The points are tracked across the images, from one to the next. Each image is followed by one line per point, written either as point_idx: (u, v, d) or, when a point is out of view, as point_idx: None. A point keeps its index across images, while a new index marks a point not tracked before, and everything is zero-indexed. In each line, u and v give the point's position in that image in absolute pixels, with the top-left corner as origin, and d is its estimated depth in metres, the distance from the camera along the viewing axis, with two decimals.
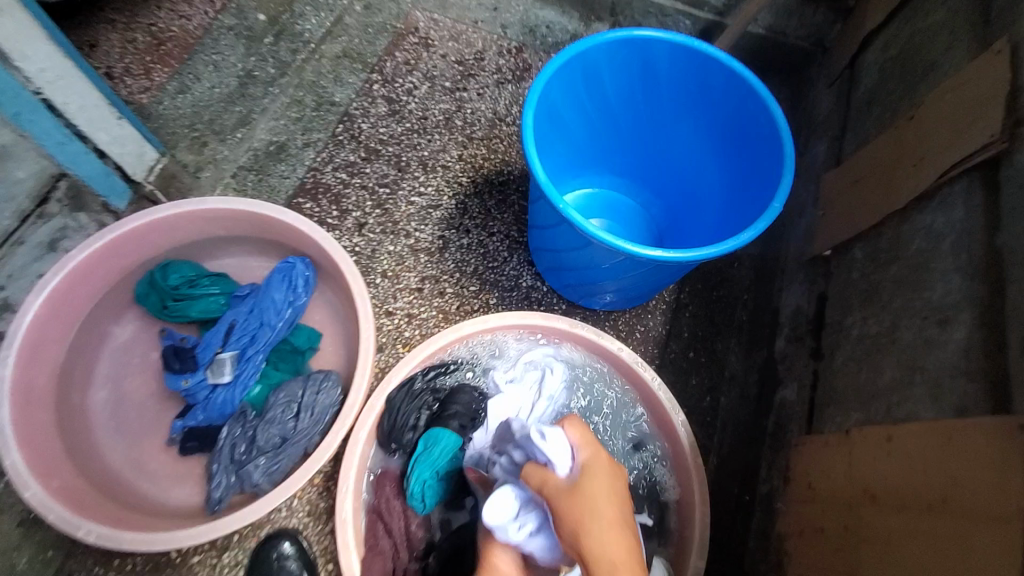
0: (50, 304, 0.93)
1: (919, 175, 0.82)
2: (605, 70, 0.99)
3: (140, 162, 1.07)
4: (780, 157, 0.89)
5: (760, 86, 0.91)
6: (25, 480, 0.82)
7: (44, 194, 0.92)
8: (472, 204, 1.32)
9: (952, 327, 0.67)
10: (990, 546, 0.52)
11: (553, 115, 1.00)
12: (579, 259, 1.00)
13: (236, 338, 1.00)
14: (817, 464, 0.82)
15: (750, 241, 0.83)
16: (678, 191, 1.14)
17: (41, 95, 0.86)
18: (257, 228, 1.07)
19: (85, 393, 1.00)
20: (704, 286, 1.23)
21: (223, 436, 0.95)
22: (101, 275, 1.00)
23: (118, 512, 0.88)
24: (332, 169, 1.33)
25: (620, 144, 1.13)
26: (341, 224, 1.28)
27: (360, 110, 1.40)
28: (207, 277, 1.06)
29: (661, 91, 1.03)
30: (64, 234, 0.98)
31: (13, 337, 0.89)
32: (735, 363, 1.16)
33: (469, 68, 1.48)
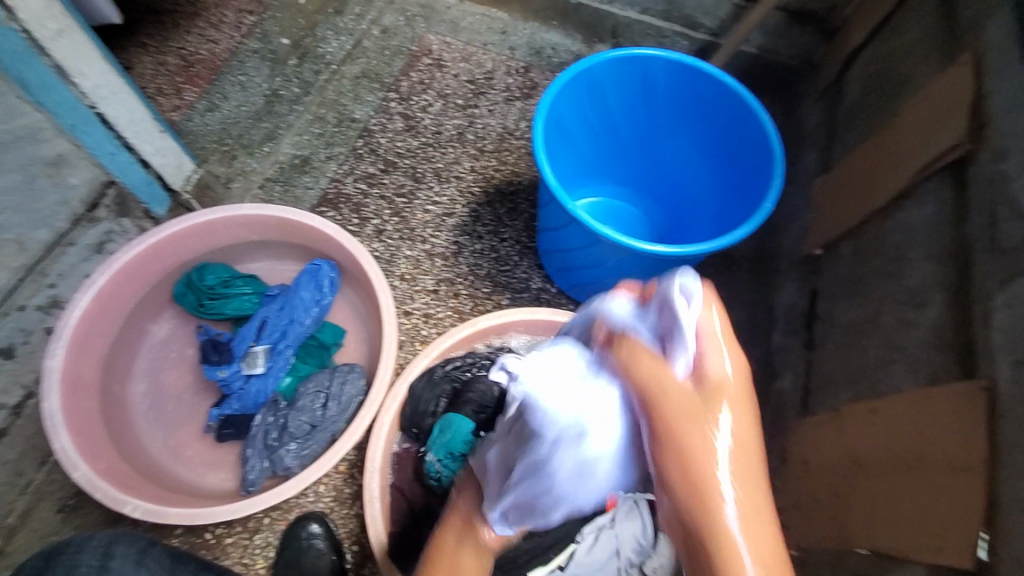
0: (98, 302, 1.01)
1: (897, 176, 0.90)
2: (609, 85, 1.08)
3: (178, 173, 1.16)
4: (770, 163, 0.97)
5: (751, 98, 1.00)
6: (73, 463, 0.89)
7: (94, 200, 1.01)
8: (484, 212, 1.40)
9: (928, 309, 0.74)
10: (955, 493, 0.60)
11: (562, 126, 1.09)
12: (586, 258, 1.08)
13: (268, 333, 1.09)
14: (810, 443, 0.88)
15: (743, 238, 0.91)
16: (679, 197, 1.22)
17: (95, 109, 0.95)
18: (286, 233, 1.16)
19: (126, 385, 1.08)
20: None
21: (257, 423, 1.03)
22: (143, 276, 1.08)
23: (159, 492, 0.96)
24: (352, 180, 1.42)
25: (624, 154, 1.22)
26: (361, 231, 1.36)
27: (379, 125, 1.49)
28: (240, 277, 1.15)
29: (661, 105, 1.12)
30: (110, 238, 1.06)
31: (62, 330, 0.96)
32: None
33: (480, 86, 1.58)
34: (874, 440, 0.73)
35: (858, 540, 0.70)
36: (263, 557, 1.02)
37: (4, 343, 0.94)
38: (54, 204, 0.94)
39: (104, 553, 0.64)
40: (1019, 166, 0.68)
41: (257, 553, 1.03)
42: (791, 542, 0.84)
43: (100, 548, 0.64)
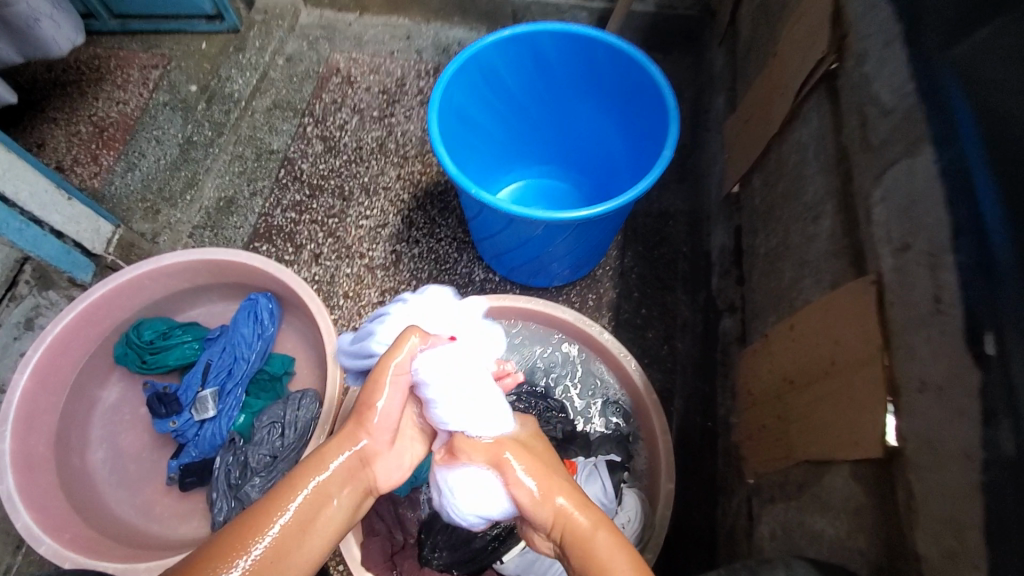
0: (36, 378, 1.00)
1: (784, 100, 0.92)
2: (500, 66, 1.09)
3: (97, 236, 1.14)
4: (665, 111, 0.99)
5: (635, 53, 1.01)
6: (38, 537, 0.87)
7: (11, 278, 1.01)
8: (417, 217, 1.41)
9: (822, 220, 0.77)
10: (863, 384, 0.60)
11: (463, 116, 1.10)
12: (513, 239, 1.09)
13: (214, 375, 1.09)
14: (753, 372, 0.89)
15: (647, 188, 0.93)
16: (597, 164, 1.24)
17: None
18: (217, 273, 1.15)
19: (85, 454, 1.07)
20: (645, 246, 1.32)
21: (217, 465, 1.02)
22: (80, 344, 1.07)
23: (132, 552, 0.94)
24: (281, 211, 1.42)
25: (535, 132, 1.24)
26: (298, 259, 1.36)
27: (299, 152, 1.50)
28: (178, 327, 1.15)
29: (556, 76, 1.13)
30: (38, 313, 1.06)
31: (5, 411, 0.95)
32: (684, 309, 1.24)
33: (393, 95, 1.58)
34: (798, 356, 0.75)
35: (799, 453, 0.71)
36: None
37: None
38: None
39: None
40: (876, 66, 0.71)
41: None
42: (749, 471, 0.85)
43: None
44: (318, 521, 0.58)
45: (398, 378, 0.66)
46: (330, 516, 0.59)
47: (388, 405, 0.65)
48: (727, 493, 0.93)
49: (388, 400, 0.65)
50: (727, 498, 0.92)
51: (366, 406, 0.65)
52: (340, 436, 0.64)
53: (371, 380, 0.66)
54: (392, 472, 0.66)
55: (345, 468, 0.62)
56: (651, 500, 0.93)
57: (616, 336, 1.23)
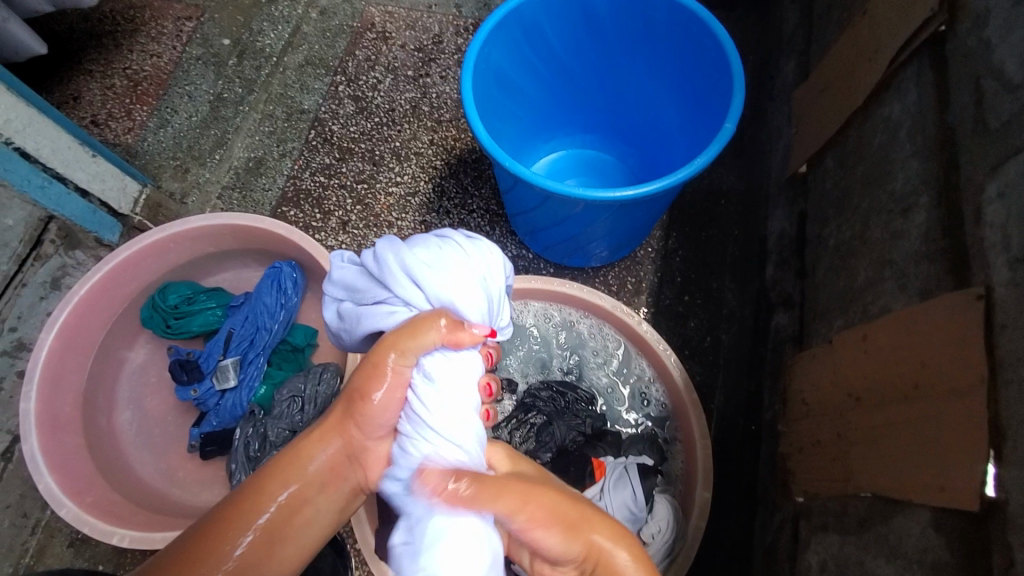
0: (65, 338, 1.00)
1: (873, 69, 0.78)
2: (544, 22, 0.99)
3: (123, 195, 1.13)
4: (730, 78, 0.87)
5: (699, 9, 0.89)
6: (59, 499, 0.90)
7: (36, 237, 0.98)
8: (449, 185, 1.33)
9: (914, 214, 0.66)
10: (956, 416, 0.52)
11: (501, 79, 1.00)
12: (550, 217, 1.00)
13: (235, 344, 1.07)
14: (810, 381, 0.80)
15: (703, 166, 0.82)
16: (646, 136, 1.13)
17: (12, 144, 0.91)
18: (243, 239, 1.12)
19: (111, 415, 1.08)
20: (693, 228, 1.21)
21: (237, 436, 1.00)
22: (106, 305, 1.06)
23: (152, 517, 0.95)
24: (310, 174, 1.37)
25: (579, 98, 1.13)
26: (325, 226, 1.32)
27: (330, 112, 1.43)
28: (203, 292, 1.13)
29: (605, 35, 1.02)
30: (65, 273, 1.04)
31: (33, 370, 0.96)
32: (732, 299, 1.14)
33: (429, 53, 1.49)
34: (870, 371, 0.65)
35: (863, 483, 0.63)
36: None
37: None
38: None
39: None
40: (1004, 26, 0.57)
41: None
42: (797, 488, 0.77)
43: None
44: (293, 527, 0.59)
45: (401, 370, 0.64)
46: (306, 518, 0.61)
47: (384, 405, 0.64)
48: (770, 507, 0.85)
49: (386, 400, 0.64)
50: (770, 512, 0.85)
51: (365, 396, 0.63)
52: (301, 445, 0.63)
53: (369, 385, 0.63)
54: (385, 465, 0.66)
55: (326, 470, 0.62)
56: (684, 508, 0.87)
57: (655, 324, 1.14)
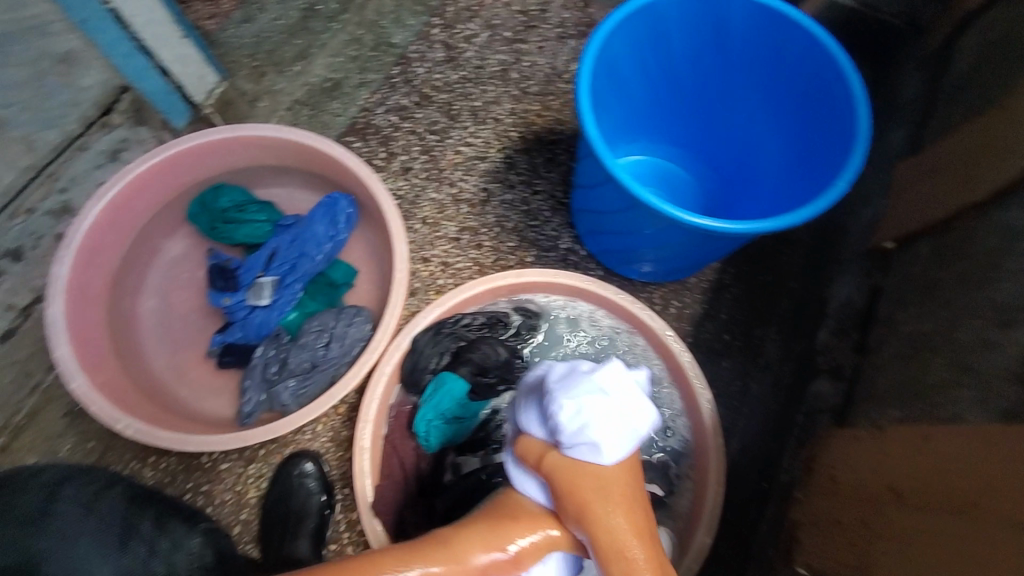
0: (111, 213, 0.98)
1: (1004, 169, 0.75)
2: (672, 25, 0.95)
3: (200, 85, 1.09)
4: (851, 136, 0.84)
5: (839, 55, 0.86)
6: (72, 371, 0.88)
7: (108, 105, 0.95)
8: (519, 160, 1.30)
9: (1015, 330, 0.64)
10: (1010, 550, 0.51)
11: (614, 72, 0.97)
12: (622, 224, 0.98)
13: (277, 265, 1.05)
14: (846, 461, 0.79)
15: (802, 220, 0.79)
16: (736, 166, 1.10)
17: (110, 5, 0.86)
18: (307, 161, 1.08)
19: (136, 300, 1.07)
20: (750, 266, 1.17)
21: (257, 355, 1.01)
22: (157, 190, 1.03)
23: (158, 414, 0.95)
24: (383, 111, 1.33)
25: (680, 109, 1.10)
26: (387, 166, 1.28)
27: (418, 53, 1.39)
28: (255, 203, 1.10)
29: (731, 54, 0.98)
30: (126, 146, 1.01)
31: (73, 238, 0.94)
32: (774, 351, 1.12)
33: (531, 19, 1.43)
34: (923, 472, 0.64)
35: None
36: (255, 486, 1.03)
37: (13, 246, 0.91)
38: (63, 104, 0.88)
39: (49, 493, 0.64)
40: None
41: (250, 482, 1.03)
42: (802, 559, 0.77)
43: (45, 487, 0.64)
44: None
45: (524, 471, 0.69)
46: None
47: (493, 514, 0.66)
48: (765, 568, 0.85)
49: None
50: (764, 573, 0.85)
51: None
52: None
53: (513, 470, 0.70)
54: None
55: None
56: (681, 546, 0.87)
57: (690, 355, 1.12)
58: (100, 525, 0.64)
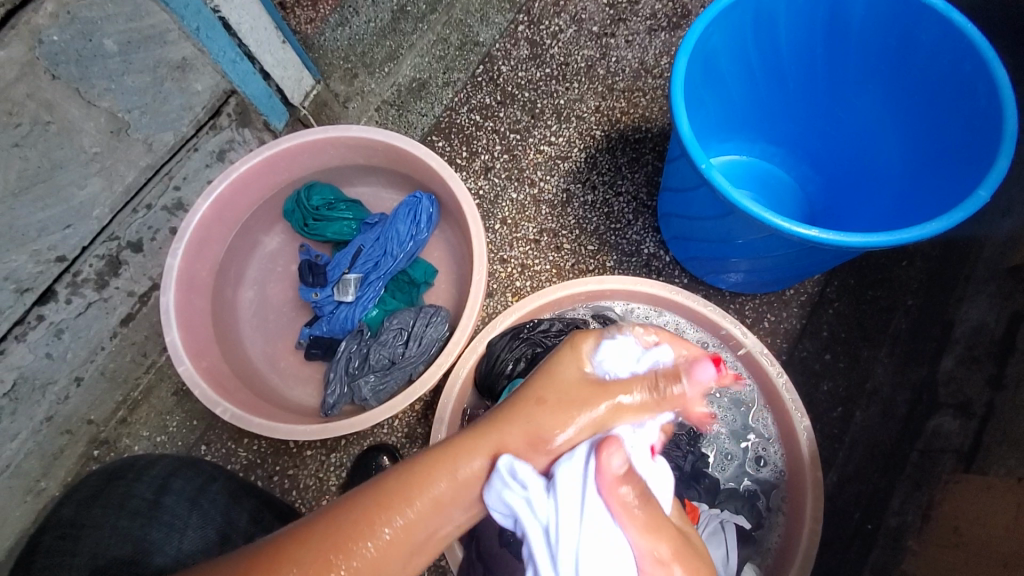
0: (217, 210, 1.05)
1: None
2: (780, 13, 0.87)
3: (298, 87, 1.14)
4: (996, 136, 0.72)
5: (985, 42, 0.74)
6: (181, 356, 0.96)
7: (217, 108, 1.00)
8: (602, 159, 1.25)
9: None
10: None
11: (713, 67, 0.89)
12: (713, 231, 0.91)
13: (360, 262, 1.08)
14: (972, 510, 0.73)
15: (937, 233, 0.69)
16: (847, 168, 1.00)
17: (219, 13, 0.90)
18: (393, 161, 1.11)
19: (237, 290, 1.14)
20: (858, 282, 1.08)
21: (341, 349, 1.04)
22: (257, 188, 1.10)
23: (252, 400, 1.01)
24: (467, 110, 1.33)
25: (784, 106, 1.01)
26: (469, 166, 1.28)
27: (502, 52, 1.39)
28: (343, 202, 1.15)
29: (848, 42, 0.88)
30: (232, 147, 1.08)
31: (183, 233, 1.01)
32: (883, 375, 1.00)
33: (621, 11, 1.37)
34: None
35: None
36: (335, 475, 1.08)
37: (134, 239, 0.99)
38: (177, 108, 0.93)
39: (160, 486, 0.73)
40: None
41: (331, 470, 1.08)
42: None
43: (158, 481, 0.74)
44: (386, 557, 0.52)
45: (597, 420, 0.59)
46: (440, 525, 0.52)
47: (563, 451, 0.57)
48: None
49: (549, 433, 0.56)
50: None
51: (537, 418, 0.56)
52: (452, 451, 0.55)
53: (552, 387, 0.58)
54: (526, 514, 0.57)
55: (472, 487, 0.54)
56: None
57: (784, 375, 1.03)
58: (202, 518, 0.72)
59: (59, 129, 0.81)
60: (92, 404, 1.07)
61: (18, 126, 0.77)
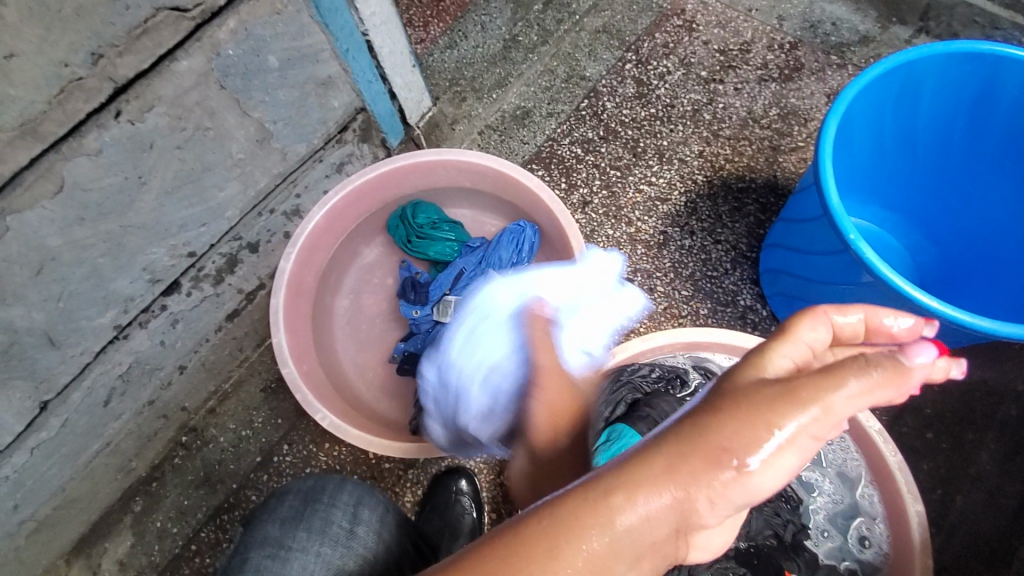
0: (330, 218, 1.08)
1: None
2: (929, 84, 0.88)
3: (417, 108, 1.19)
4: None
5: None
6: (286, 358, 0.98)
7: (346, 123, 1.04)
8: (703, 205, 1.25)
9: None
10: None
11: (851, 129, 0.89)
12: (832, 297, 0.90)
13: (458, 284, 1.11)
14: None
15: None
16: (972, 243, 0.98)
17: (367, 37, 0.96)
18: (501, 188, 1.12)
19: (334, 297, 1.17)
20: (965, 361, 1.06)
21: (434, 368, 1.06)
22: (369, 201, 1.13)
23: (345, 407, 1.03)
24: (569, 142, 1.34)
25: (911, 173, 1.00)
26: (567, 198, 1.29)
27: (609, 88, 1.39)
28: (448, 223, 1.17)
29: (996, 121, 0.89)
30: (349, 160, 1.11)
31: (298, 238, 1.04)
32: (987, 462, 0.98)
33: (731, 59, 1.38)
34: None
35: None
36: (411, 491, 1.08)
37: (253, 240, 1.04)
38: (314, 122, 0.98)
39: (354, 514, 0.69)
40: None
41: (408, 486, 1.09)
42: None
43: (351, 508, 0.70)
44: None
45: (808, 445, 0.39)
46: (605, 556, 0.39)
47: (766, 483, 0.39)
48: None
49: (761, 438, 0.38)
50: None
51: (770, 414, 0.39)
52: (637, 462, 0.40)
53: (727, 392, 0.41)
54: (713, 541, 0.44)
55: (656, 517, 0.39)
56: None
57: None
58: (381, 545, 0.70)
59: (214, 135, 0.86)
60: (188, 392, 1.11)
61: (182, 130, 0.82)
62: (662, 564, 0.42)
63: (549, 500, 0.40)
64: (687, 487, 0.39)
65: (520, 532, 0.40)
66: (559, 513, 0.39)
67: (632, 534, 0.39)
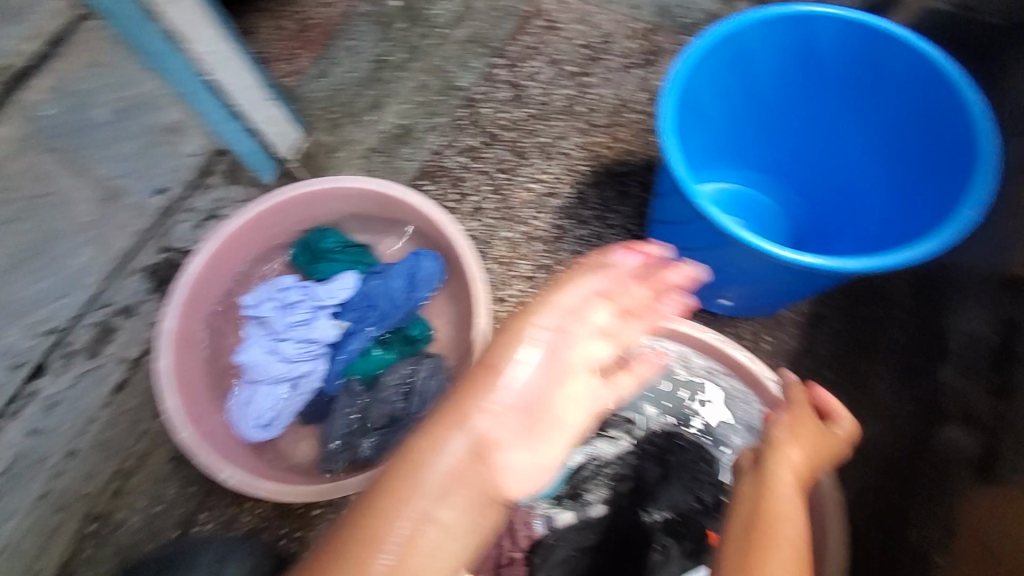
0: (209, 267, 1.03)
1: None
2: (757, 53, 0.91)
3: (285, 141, 1.16)
4: (973, 156, 0.78)
5: (950, 68, 0.80)
6: (181, 423, 0.92)
7: (207, 167, 1.02)
8: (590, 194, 1.28)
9: None
10: None
11: (694, 104, 0.92)
12: (710, 261, 0.93)
13: (350, 310, 1.08)
14: (995, 525, 0.74)
15: (938, 250, 0.73)
16: (832, 190, 1.04)
17: (208, 77, 0.93)
18: (388, 211, 1.11)
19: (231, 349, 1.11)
20: (849, 299, 1.09)
21: (336, 407, 1.01)
22: (249, 243, 1.08)
23: (255, 462, 0.98)
24: (453, 153, 1.35)
25: (764, 135, 1.05)
26: (460, 208, 1.29)
27: (485, 95, 1.41)
28: (353, 249, 1.13)
29: (824, 77, 0.94)
30: (222, 205, 1.09)
31: (176, 293, 0.98)
32: (884, 392, 1.01)
33: (595, 51, 1.43)
34: None
35: None
36: None
37: (126, 303, 0.97)
38: (168, 171, 0.94)
39: None
40: None
41: None
42: None
43: None
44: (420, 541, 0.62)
45: (553, 335, 0.71)
46: (450, 491, 0.64)
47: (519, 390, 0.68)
48: None
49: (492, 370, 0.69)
50: None
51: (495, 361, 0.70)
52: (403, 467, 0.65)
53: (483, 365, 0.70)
54: (519, 459, 0.68)
55: (451, 462, 0.65)
56: None
57: None
58: None
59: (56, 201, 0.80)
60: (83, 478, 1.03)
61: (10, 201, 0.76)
62: (477, 488, 0.65)
63: (361, 502, 0.65)
64: (462, 422, 0.66)
65: (360, 526, 0.62)
66: (383, 489, 0.64)
67: (442, 479, 0.64)
